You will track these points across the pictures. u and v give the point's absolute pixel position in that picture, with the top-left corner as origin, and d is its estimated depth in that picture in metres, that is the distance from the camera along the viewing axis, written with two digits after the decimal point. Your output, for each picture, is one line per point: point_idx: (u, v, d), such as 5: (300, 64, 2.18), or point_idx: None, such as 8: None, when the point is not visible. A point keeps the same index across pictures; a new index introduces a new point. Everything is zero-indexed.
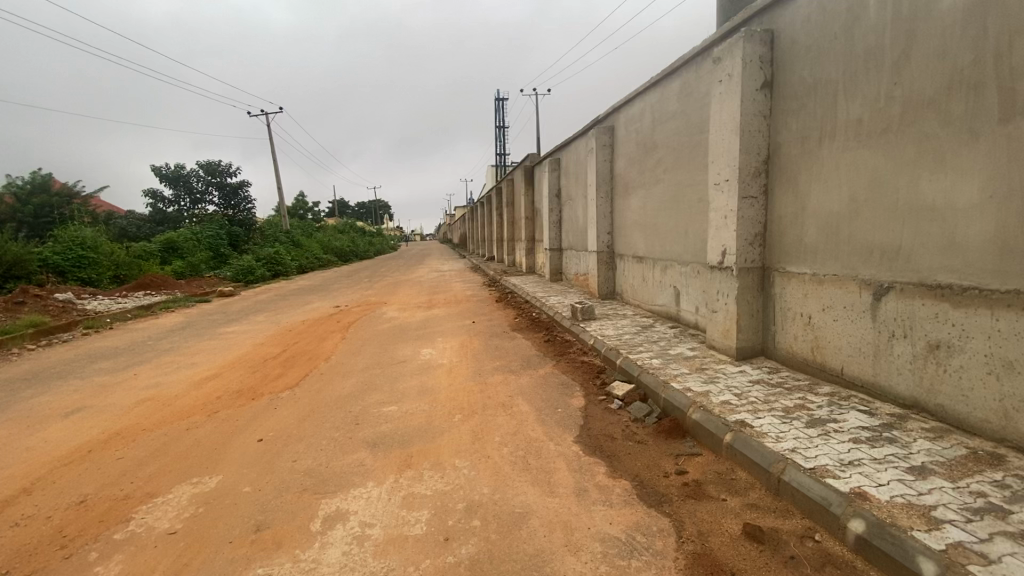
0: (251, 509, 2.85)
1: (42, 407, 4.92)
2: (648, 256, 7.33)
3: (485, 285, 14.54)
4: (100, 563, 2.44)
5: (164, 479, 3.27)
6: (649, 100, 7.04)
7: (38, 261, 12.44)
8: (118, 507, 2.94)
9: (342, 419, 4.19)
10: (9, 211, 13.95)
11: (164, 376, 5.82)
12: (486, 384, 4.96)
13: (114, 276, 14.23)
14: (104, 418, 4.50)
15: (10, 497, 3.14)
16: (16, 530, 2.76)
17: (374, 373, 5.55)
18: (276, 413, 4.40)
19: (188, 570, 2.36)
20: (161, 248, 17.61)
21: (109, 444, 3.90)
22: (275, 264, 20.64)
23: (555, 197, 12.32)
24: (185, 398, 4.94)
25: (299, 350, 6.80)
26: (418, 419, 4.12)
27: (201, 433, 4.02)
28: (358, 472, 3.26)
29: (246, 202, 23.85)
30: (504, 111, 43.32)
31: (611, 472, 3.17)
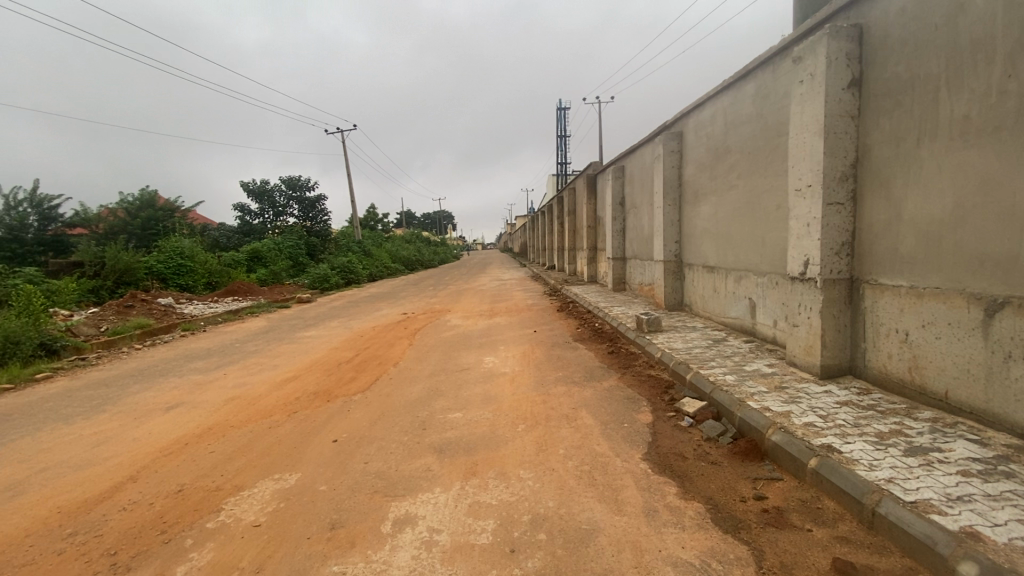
0: (327, 507, 2.98)
1: (148, 401, 5.46)
2: (720, 266, 7.02)
3: (546, 294, 14.53)
4: (195, 549, 2.64)
5: (249, 473, 3.50)
6: (721, 103, 6.78)
7: (145, 269, 13.85)
8: (210, 498, 3.18)
9: (410, 424, 4.31)
10: (122, 224, 15.54)
11: (249, 376, 6.27)
12: (549, 395, 4.92)
13: (207, 283, 15.57)
14: (198, 414, 4.91)
15: (120, 483, 3.48)
16: (124, 514, 3.05)
17: (439, 379, 5.67)
18: (349, 415, 4.60)
19: (271, 562, 2.50)
20: (248, 257, 19.09)
21: (203, 438, 4.24)
22: (347, 272, 21.76)
23: (619, 206, 12.12)
24: (268, 398, 5.28)
25: (369, 355, 7.10)
26: (483, 427, 4.15)
27: (281, 431, 4.28)
28: (425, 476, 3.33)
29: (323, 214, 25.43)
30: (565, 120, 43.49)
31: (683, 494, 3.03)
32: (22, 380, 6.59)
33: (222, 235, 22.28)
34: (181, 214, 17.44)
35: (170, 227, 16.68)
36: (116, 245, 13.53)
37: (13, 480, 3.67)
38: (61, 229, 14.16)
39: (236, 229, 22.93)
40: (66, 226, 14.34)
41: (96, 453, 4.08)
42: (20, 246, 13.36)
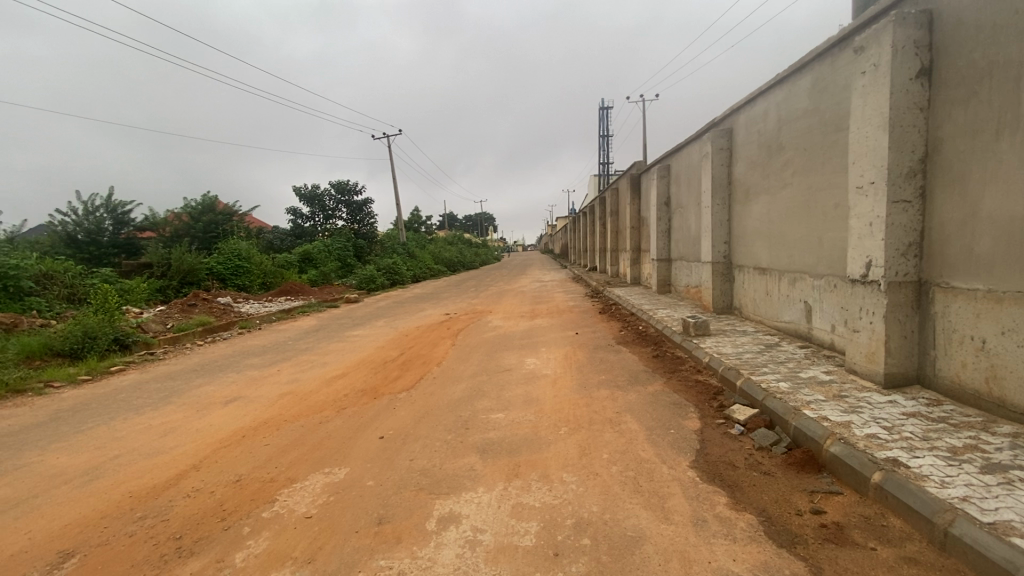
0: (374, 502, 3.05)
1: (209, 395, 5.78)
2: (773, 268, 6.74)
3: (588, 295, 14.38)
4: (251, 537, 2.77)
5: (302, 466, 3.64)
6: (774, 98, 6.51)
7: (206, 270, 14.68)
8: (266, 488, 3.33)
9: (454, 423, 4.36)
10: (186, 227, 16.52)
11: (301, 373, 6.52)
12: (592, 398, 4.86)
13: (262, 283, 16.34)
14: (253, 408, 5.15)
15: (184, 471, 3.70)
16: (188, 501, 3.24)
17: (482, 379, 5.71)
18: (394, 413, 4.70)
19: (322, 554, 2.58)
20: (300, 259, 19.91)
21: (258, 431, 4.44)
22: (392, 273, 22.32)
23: (664, 206, 11.84)
24: (319, 394, 5.48)
25: (413, 354, 7.23)
26: (525, 429, 4.14)
27: (331, 427, 4.42)
28: (469, 476, 3.35)
29: (370, 217, 26.19)
30: (608, 120, 42.97)
31: (734, 504, 2.91)
32: (99, 372, 7.11)
33: (276, 237, 23.34)
34: (239, 218, 18.37)
35: (229, 230, 17.59)
36: (181, 247, 14.41)
37: (91, 465, 3.97)
38: (133, 233, 15.19)
39: (289, 232, 23.96)
40: (137, 230, 15.37)
41: (163, 443, 4.35)
42: (97, 248, 14.44)
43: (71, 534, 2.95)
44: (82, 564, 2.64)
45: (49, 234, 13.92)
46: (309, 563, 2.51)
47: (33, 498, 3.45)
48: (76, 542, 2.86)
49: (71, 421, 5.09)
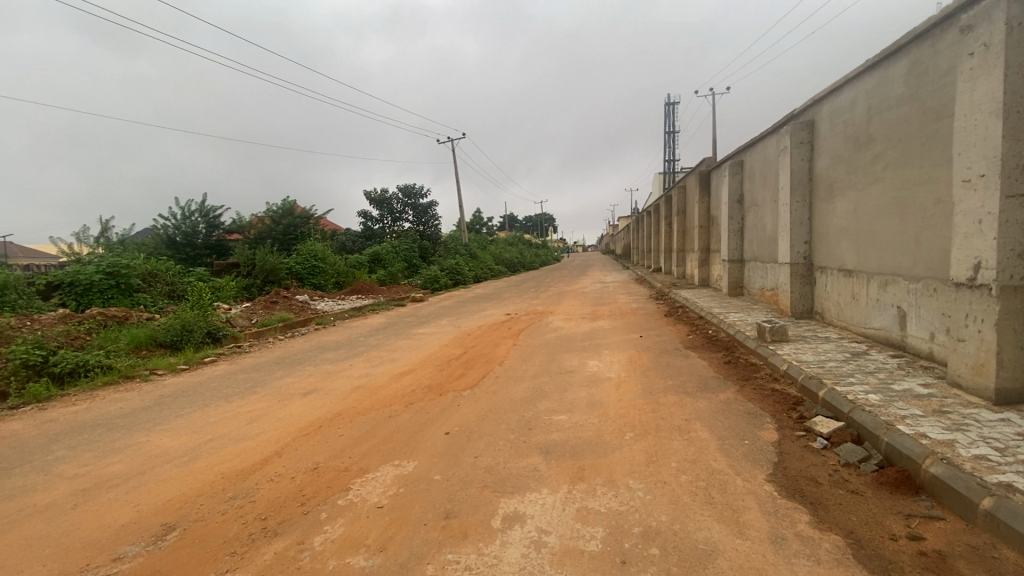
0: (441, 497, 3.13)
1: (289, 386, 6.19)
2: (860, 269, 6.23)
3: (653, 297, 13.99)
4: (328, 523, 2.92)
5: (373, 458, 3.81)
6: (863, 86, 6.03)
7: (286, 270, 15.72)
8: (341, 477, 3.51)
9: (517, 422, 4.38)
10: (268, 229, 17.76)
11: (371, 368, 6.83)
12: (659, 404, 4.71)
13: (336, 282, 17.27)
14: (328, 400, 5.44)
15: (269, 457, 3.98)
16: (272, 484, 3.49)
17: (544, 380, 5.70)
18: (459, 410, 4.80)
19: (392, 543, 2.68)
20: (369, 259, 20.85)
21: (333, 422, 4.69)
22: (455, 273, 22.86)
23: (736, 204, 11.28)
24: (388, 389, 5.71)
25: (476, 353, 7.35)
26: (589, 432, 4.09)
27: (399, 421, 4.59)
28: (533, 476, 3.36)
29: (434, 219, 26.96)
30: (675, 116, 41.59)
31: (817, 523, 2.72)
32: (195, 362, 7.80)
33: (348, 239, 24.58)
34: (315, 221, 19.50)
35: (306, 232, 18.72)
36: (264, 249, 15.51)
37: (190, 446, 4.36)
38: (222, 235, 16.52)
39: (359, 234, 25.14)
40: (226, 232, 16.71)
41: (249, 429, 4.70)
42: (193, 249, 15.85)
43: (173, 509, 3.25)
44: (182, 537, 2.90)
45: (153, 237, 15.44)
46: (381, 551, 2.61)
47: (143, 474, 3.85)
48: (177, 516, 3.15)
49: (172, 406, 5.63)
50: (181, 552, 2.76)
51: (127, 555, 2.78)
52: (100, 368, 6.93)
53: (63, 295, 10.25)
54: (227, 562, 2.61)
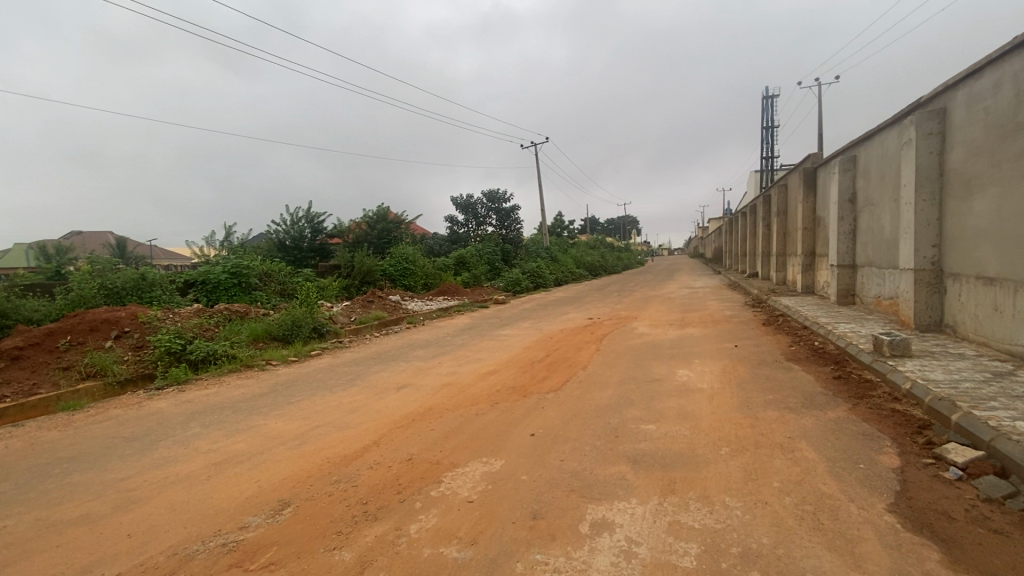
0: (529, 497, 3.17)
1: (384, 380, 6.60)
2: (1005, 277, 5.42)
3: (749, 305, 13.13)
4: (422, 512, 3.08)
5: (462, 453, 3.94)
6: (1011, 66, 5.25)
7: (380, 271, 16.76)
8: (433, 469, 3.68)
9: (603, 429, 4.33)
10: (365, 233, 19.03)
11: (458, 367, 7.08)
12: (758, 419, 4.41)
13: (424, 283, 18.14)
14: (420, 396, 5.71)
15: (367, 445, 4.26)
16: (371, 471, 3.73)
17: (630, 388, 5.56)
18: (544, 412, 4.84)
19: (483, 538, 2.76)
20: (455, 262, 21.65)
21: (425, 417, 4.92)
22: (537, 276, 23.05)
23: (848, 204, 10.27)
24: (474, 387, 5.89)
25: (559, 356, 7.35)
26: (680, 444, 3.93)
27: (486, 419, 4.71)
28: (621, 484, 3.30)
29: (517, 223, 27.33)
30: (774, 110, 38.77)
31: (951, 564, 2.40)
32: (303, 355, 8.57)
33: (435, 243, 25.65)
34: (406, 226, 20.55)
35: (398, 236, 19.82)
36: (362, 251, 16.66)
37: (299, 431, 4.79)
38: (325, 239, 17.95)
39: (446, 237, 26.14)
40: (328, 237, 18.11)
41: (350, 419, 5.07)
42: (300, 252, 17.35)
43: (287, 487, 3.59)
44: (296, 513, 3.20)
45: (267, 241, 17.10)
46: (472, 545, 2.70)
47: (261, 453, 4.29)
48: (291, 494, 3.47)
49: (283, 394, 6.21)
50: (295, 526, 3.04)
51: (251, 524, 3.11)
52: (226, 357, 7.82)
53: (196, 292, 11.71)
54: (334, 540, 2.84)
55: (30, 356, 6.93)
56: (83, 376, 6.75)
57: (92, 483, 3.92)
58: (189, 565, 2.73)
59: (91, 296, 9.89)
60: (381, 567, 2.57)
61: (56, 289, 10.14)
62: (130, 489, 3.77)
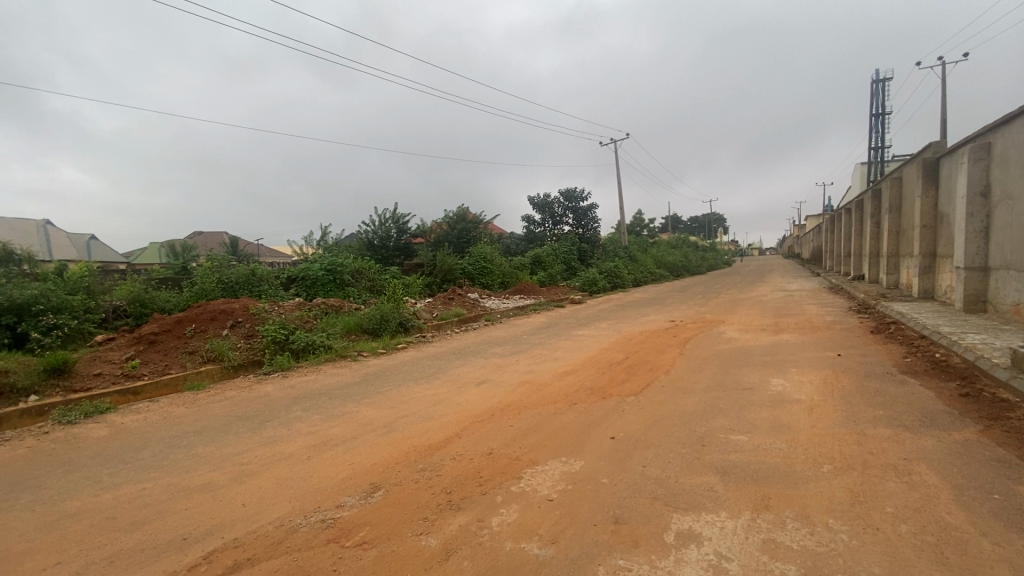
0: (611, 501, 3.12)
1: (464, 375, 6.80)
2: None
3: (854, 310, 11.97)
4: (503, 506, 3.13)
5: (542, 451, 3.96)
6: None
7: (460, 270, 17.31)
8: (513, 465, 3.73)
9: (688, 436, 4.15)
10: (445, 233, 19.68)
11: (536, 365, 7.12)
12: (865, 436, 4.01)
13: (501, 282, 18.49)
14: (498, 392, 5.81)
15: (450, 437, 4.41)
16: (453, 463, 3.86)
17: (718, 395, 5.27)
18: (624, 415, 4.73)
19: (564, 537, 2.76)
20: (531, 261, 21.81)
21: (504, 413, 5.00)
22: (615, 276, 22.62)
23: (980, 198, 9.03)
24: (552, 386, 5.89)
25: (639, 359, 7.13)
26: (775, 458, 3.67)
27: (566, 419, 4.69)
28: (709, 496, 3.15)
29: (595, 221, 26.91)
30: (884, 94, 34.96)
31: None
32: (390, 347, 9.05)
33: (512, 242, 25.95)
34: (484, 225, 20.95)
35: (476, 236, 20.32)
36: (442, 250, 17.26)
37: (387, 420, 5.06)
38: (409, 238, 18.81)
39: (522, 237, 26.36)
40: (412, 236, 18.93)
41: (433, 410, 5.28)
42: (386, 251, 18.25)
43: (377, 471, 3.81)
44: (385, 496, 3.39)
45: (357, 240, 18.16)
46: (553, 543, 2.71)
47: (354, 438, 4.58)
48: (381, 478, 3.69)
49: (372, 384, 6.59)
50: (385, 509, 3.21)
51: (346, 504, 3.34)
52: (323, 347, 8.46)
53: (297, 287, 12.76)
54: (421, 526, 2.97)
55: (164, 341, 7.92)
56: (205, 359, 7.61)
57: (213, 455, 4.41)
58: (293, 537, 2.98)
59: (210, 289, 11.11)
60: (465, 556, 2.65)
61: (183, 282, 11.49)
62: (244, 463, 4.19)
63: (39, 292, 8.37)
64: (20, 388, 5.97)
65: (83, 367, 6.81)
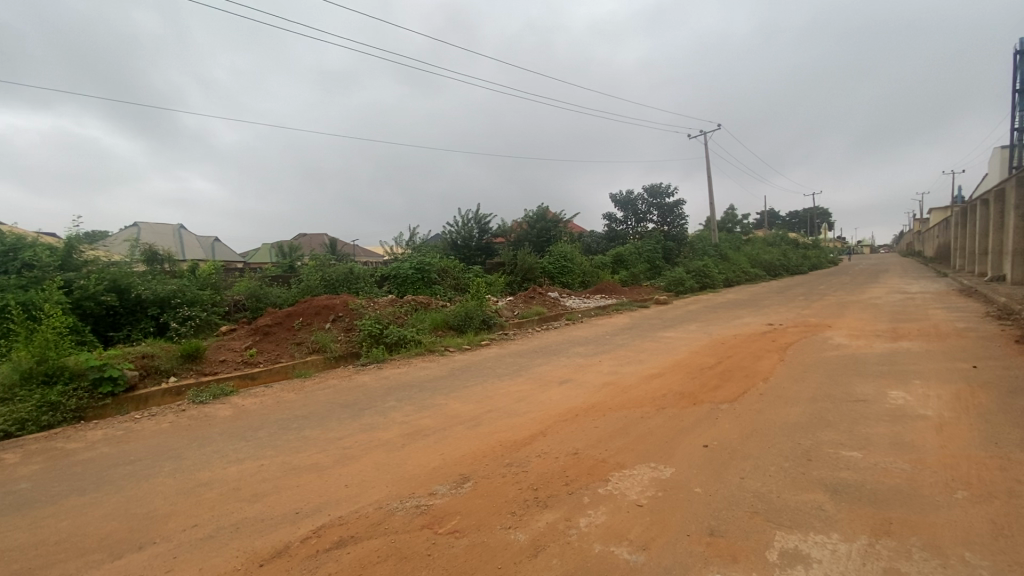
0: (705, 511, 2.97)
1: (548, 374, 6.82)
2: None
3: (992, 316, 10.44)
4: (591, 508, 3.10)
5: (630, 455, 3.87)
6: None
7: (540, 269, 17.40)
8: (600, 467, 3.68)
9: (792, 449, 3.84)
10: (525, 232, 19.85)
11: (620, 367, 6.97)
12: (1011, 461, 3.48)
13: (582, 281, 18.34)
14: (583, 392, 5.76)
15: (534, 435, 4.44)
16: (539, 460, 3.88)
17: (825, 407, 4.83)
18: (717, 423, 4.49)
19: (655, 545, 2.68)
20: (613, 261, 21.40)
21: (589, 413, 4.95)
22: (704, 276, 21.53)
23: None
24: (638, 389, 5.74)
25: (734, 364, 6.73)
26: (896, 479, 3.30)
27: (654, 424, 4.54)
28: (817, 515, 2.90)
29: (681, 218, 25.77)
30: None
31: None
32: (475, 344, 9.32)
33: (593, 241, 25.58)
34: (565, 224, 20.87)
35: (557, 235, 20.28)
36: (524, 250, 17.45)
37: (474, 413, 5.21)
38: (490, 238, 19.21)
39: (604, 235, 25.92)
40: (494, 236, 19.31)
41: (518, 407, 5.35)
42: (469, 250, 18.78)
43: (466, 463, 3.94)
44: (474, 488, 3.49)
45: (442, 240, 18.86)
46: (644, 550, 2.64)
47: (444, 430, 4.77)
48: (470, 470, 3.80)
49: (459, 378, 6.83)
50: (475, 500, 3.31)
51: (438, 492, 3.48)
52: (413, 342, 8.90)
53: (389, 285, 13.52)
54: (510, 519, 3.02)
55: (276, 332, 8.76)
56: (310, 349, 8.32)
57: (319, 438, 4.81)
58: (391, 519, 3.16)
59: (314, 286, 12.13)
60: (554, 554, 2.66)
61: (291, 279, 12.64)
62: (346, 447, 4.52)
63: (177, 287, 9.59)
64: (163, 370, 6.90)
65: (211, 354, 7.72)
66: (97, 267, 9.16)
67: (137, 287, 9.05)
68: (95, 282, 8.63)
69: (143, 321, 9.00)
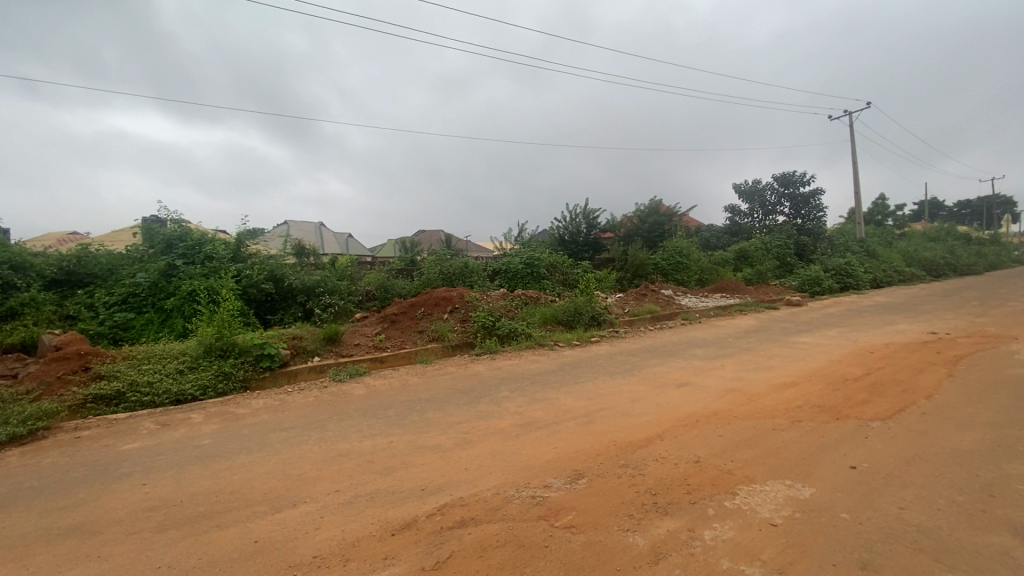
0: (855, 541, 2.64)
1: (663, 375, 6.56)
2: None
3: None
4: (716, 521, 2.91)
5: (760, 469, 3.57)
6: None
7: (653, 265, 16.70)
8: (725, 479, 3.43)
9: (967, 481, 3.26)
10: (636, 228, 19.22)
11: (746, 372, 6.45)
12: None
13: (698, 279, 17.30)
14: (702, 397, 5.44)
15: (651, 438, 4.29)
16: (657, 465, 3.73)
17: (1014, 434, 4.02)
18: (867, 441, 3.97)
19: (792, 570, 2.44)
20: (735, 257, 19.87)
21: (712, 420, 4.65)
22: (845, 275, 19.09)
23: None
24: (768, 398, 5.27)
25: (885, 377, 5.89)
26: None
27: (787, 437, 4.14)
28: (1006, 562, 2.42)
29: (818, 210, 23.05)
30: None
31: None
32: (585, 340, 9.26)
33: (713, 235, 23.95)
34: (679, 218, 19.85)
35: (671, 230, 19.33)
36: (635, 245, 16.90)
37: (588, 410, 5.18)
38: (599, 233, 18.85)
39: (726, 230, 24.14)
40: (602, 231, 18.94)
41: (634, 407, 5.21)
42: (577, 246, 18.57)
43: (581, 459, 3.93)
44: (590, 485, 3.47)
45: (552, 236, 18.93)
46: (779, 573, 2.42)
47: (557, 424, 4.81)
48: (585, 466, 3.79)
49: (571, 374, 6.83)
50: (590, 498, 3.29)
51: (554, 485, 3.52)
52: (524, 335, 9.09)
53: (501, 279, 13.93)
54: (628, 521, 2.95)
55: (401, 320, 9.49)
56: (430, 337, 8.88)
57: (440, 421, 5.11)
58: (509, 506, 3.26)
59: (433, 279, 12.90)
60: (676, 563, 2.55)
61: (414, 272, 13.57)
62: (465, 432, 4.75)
63: (320, 278, 10.79)
64: (309, 350, 7.82)
65: (347, 337, 8.59)
66: (259, 259, 10.66)
67: (289, 277, 10.36)
68: (257, 272, 10.05)
69: (293, 307, 10.28)
